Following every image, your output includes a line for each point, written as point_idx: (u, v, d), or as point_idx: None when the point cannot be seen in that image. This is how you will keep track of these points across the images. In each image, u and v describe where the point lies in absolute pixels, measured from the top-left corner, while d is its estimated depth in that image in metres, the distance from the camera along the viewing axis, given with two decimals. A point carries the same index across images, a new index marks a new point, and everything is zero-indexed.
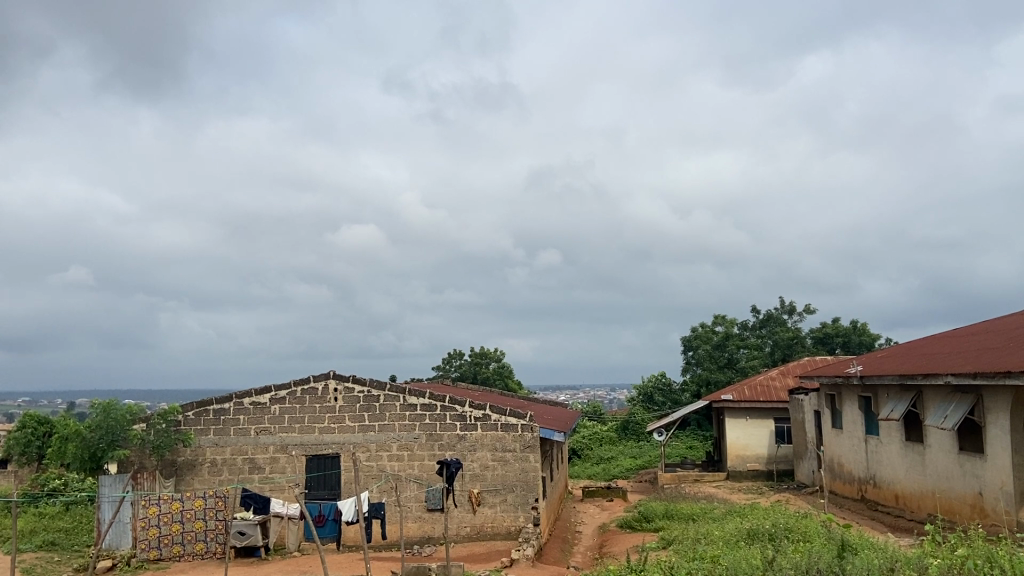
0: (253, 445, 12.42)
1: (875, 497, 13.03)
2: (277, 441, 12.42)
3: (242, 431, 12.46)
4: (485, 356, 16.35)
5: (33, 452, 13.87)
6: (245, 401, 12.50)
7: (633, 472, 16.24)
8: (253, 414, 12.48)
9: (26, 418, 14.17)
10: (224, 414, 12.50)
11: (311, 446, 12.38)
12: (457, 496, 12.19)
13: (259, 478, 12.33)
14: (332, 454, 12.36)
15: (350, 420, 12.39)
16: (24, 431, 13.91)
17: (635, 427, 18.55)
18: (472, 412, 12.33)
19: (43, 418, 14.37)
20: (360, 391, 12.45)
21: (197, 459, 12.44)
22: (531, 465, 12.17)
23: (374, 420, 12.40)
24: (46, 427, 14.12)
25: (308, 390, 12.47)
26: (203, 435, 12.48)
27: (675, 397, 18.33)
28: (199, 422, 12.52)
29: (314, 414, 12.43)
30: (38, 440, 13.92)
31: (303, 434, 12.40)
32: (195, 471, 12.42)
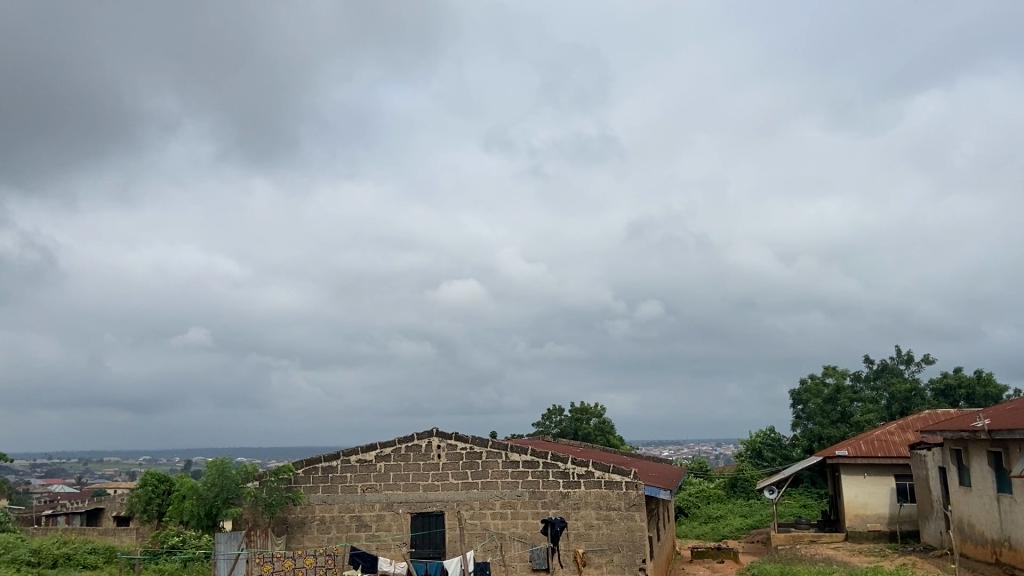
0: (360, 502, 12.59)
1: (1013, 562, 12.04)
2: (383, 499, 12.55)
3: (349, 488, 12.65)
4: (585, 412, 16.13)
5: (153, 509, 14.35)
6: (351, 459, 12.72)
7: (744, 532, 15.60)
8: (359, 471, 12.67)
9: (148, 475, 14.78)
10: (332, 472, 12.74)
11: (416, 503, 12.44)
12: (562, 556, 12.02)
13: (367, 536, 12.46)
14: (437, 513, 12.38)
15: (454, 478, 12.42)
16: (146, 489, 14.48)
17: (744, 484, 17.94)
18: (575, 469, 12.16)
19: (162, 476, 14.93)
20: (462, 448, 12.48)
21: (307, 517, 12.70)
22: (637, 525, 11.85)
23: (477, 477, 12.38)
24: (165, 485, 14.65)
25: (411, 448, 12.59)
26: (312, 492, 12.76)
27: (786, 452, 17.65)
28: (309, 480, 12.83)
29: (418, 471, 12.51)
30: (158, 497, 14.43)
31: (408, 491, 12.49)
32: (305, 530, 12.69)
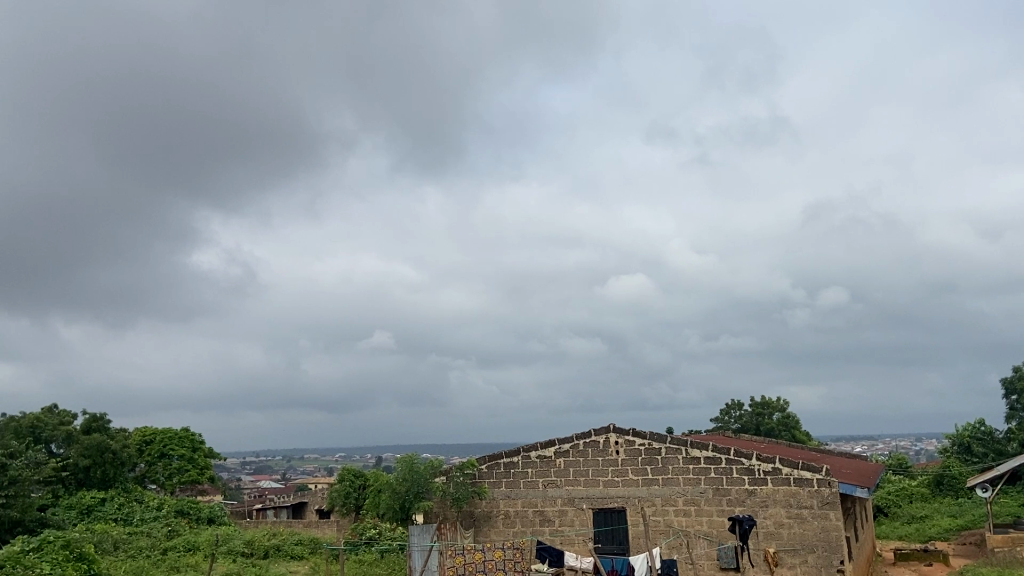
0: (542, 497, 12.77)
1: None
2: (564, 494, 12.65)
3: (531, 484, 12.87)
4: (767, 407, 15.53)
5: (351, 503, 15.30)
6: (531, 455, 12.94)
7: (952, 533, 14.40)
8: (540, 467, 12.86)
9: (346, 471, 15.78)
10: (514, 467, 13.01)
11: (597, 499, 12.45)
12: (752, 555, 11.61)
13: (550, 531, 12.63)
14: (619, 509, 12.33)
15: (634, 474, 12.32)
16: (345, 484, 15.46)
17: (952, 482, 16.57)
18: (761, 465, 11.71)
19: (358, 472, 15.89)
20: (641, 444, 12.37)
21: (492, 511, 13.04)
22: (832, 524, 11.21)
23: (657, 474, 12.21)
24: (361, 480, 15.58)
25: (589, 444, 12.64)
26: (496, 487, 13.08)
27: (1001, 447, 16.11)
28: (492, 475, 13.17)
29: (598, 467, 12.52)
30: (356, 492, 15.38)
31: (588, 487, 12.53)
32: (491, 523, 13.03)
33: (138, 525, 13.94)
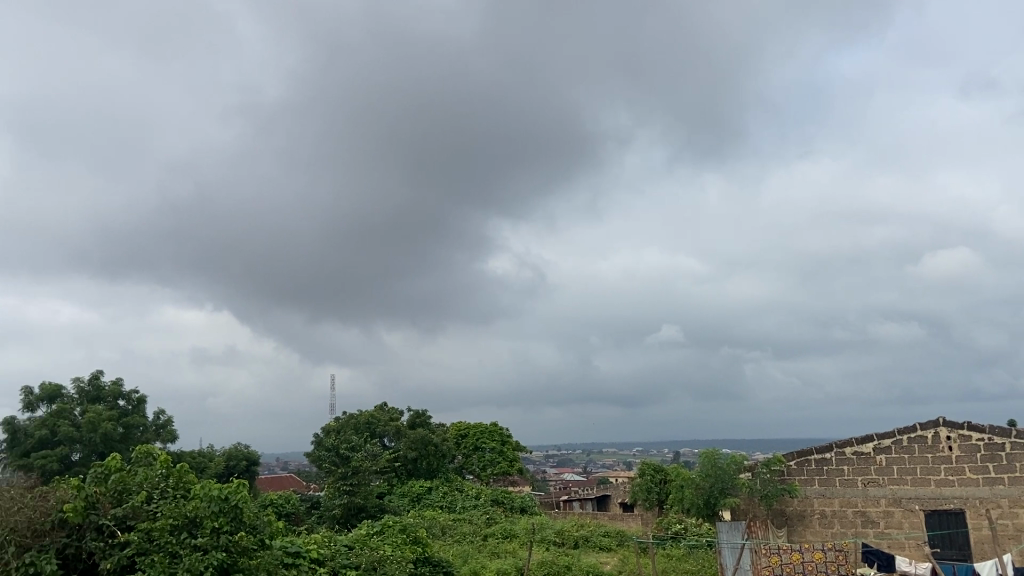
0: (861, 496, 9.43)
1: None
2: (890, 494, 9.32)
3: (847, 481, 9.55)
4: None
5: (654, 497, 15.48)
6: (847, 450, 9.60)
7: None
8: (859, 465, 9.48)
9: (645, 466, 16.06)
10: (828, 464, 9.66)
11: (927, 500, 9.07)
12: None
13: (875, 535, 9.28)
14: (955, 512, 8.95)
15: (975, 473, 8.87)
16: (646, 479, 15.74)
17: None
18: None
19: (656, 466, 16.05)
20: (980, 439, 8.92)
21: (806, 511, 9.74)
22: None
23: (1004, 472, 8.74)
24: (661, 475, 15.73)
25: (915, 438, 9.21)
26: (808, 484, 9.75)
27: None
28: (803, 471, 9.81)
29: (928, 465, 9.11)
30: (657, 487, 15.55)
31: (916, 487, 9.17)
32: (805, 526, 9.67)
33: (461, 512, 15.19)
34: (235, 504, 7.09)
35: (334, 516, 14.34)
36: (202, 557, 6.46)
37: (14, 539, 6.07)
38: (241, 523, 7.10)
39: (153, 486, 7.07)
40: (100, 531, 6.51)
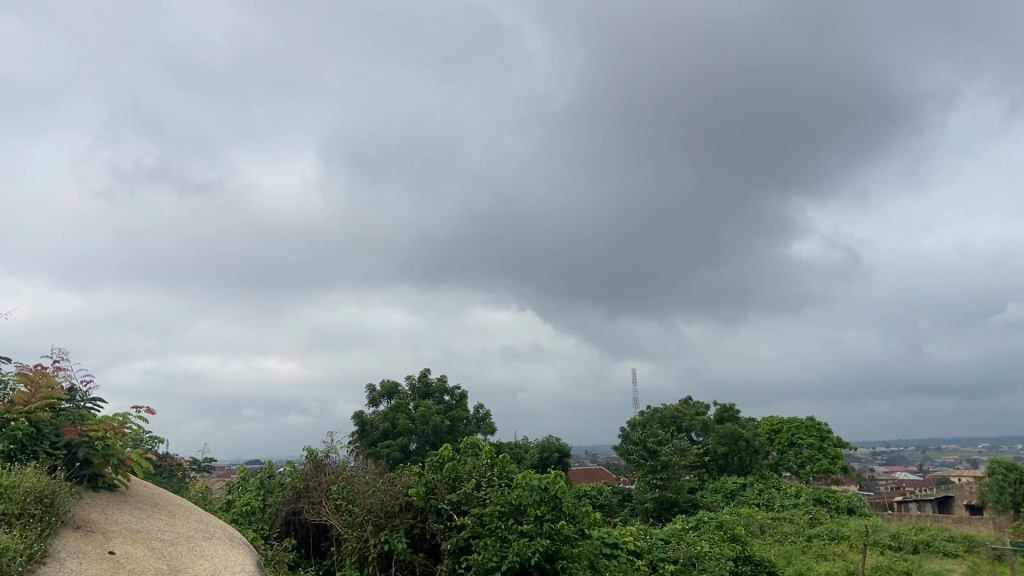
0: None
1: None
2: None
3: None
4: None
5: (1008, 500, 13.66)
6: None
7: None
8: None
9: (995, 464, 14.17)
10: None
11: None
12: None
13: None
14: None
15: None
16: (997, 478, 13.91)
17: None
18: None
19: (1011, 464, 14.06)
20: None
21: None
22: None
23: None
24: (1016, 474, 13.80)
25: None
26: None
27: None
28: None
29: None
30: (1011, 487, 13.69)
31: None
32: None
33: (780, 511, 14.39)
34: (555, 493, 7.45)
35: (648, 509, 14.38)
36: (528, 543, 6.94)
37: (372, 519, 7.92)
38: (563, 512, 7.43)
39: (481, 477, 8.38)
40: (440, 513, 8.05)
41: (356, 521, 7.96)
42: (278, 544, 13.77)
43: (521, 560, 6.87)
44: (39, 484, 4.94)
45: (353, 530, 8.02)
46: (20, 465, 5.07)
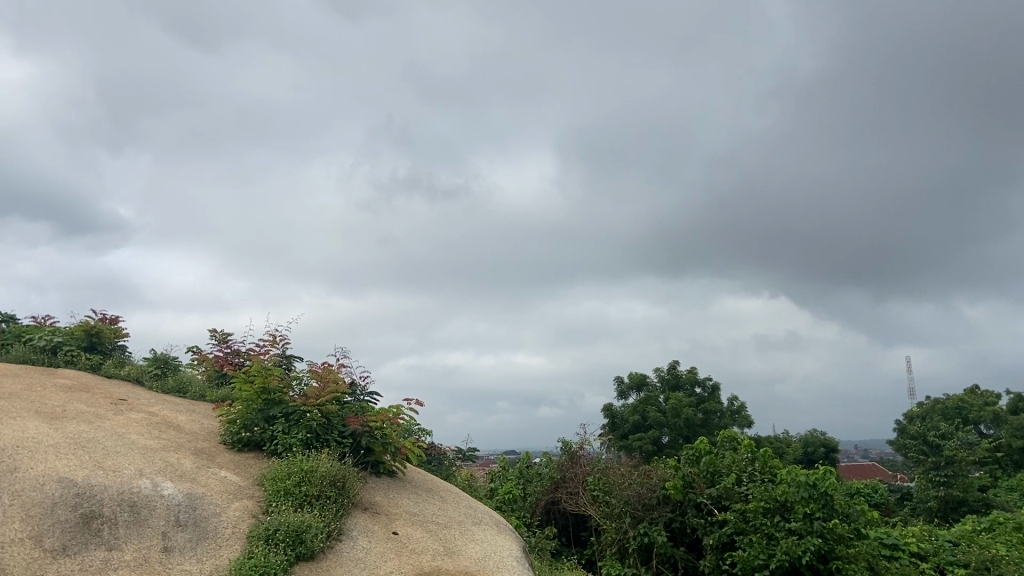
0: None
1: None
2: None
3: None
4: None
5: None
6: None
7: None
8: None
9: None
10: None
11: None
12: None
13: None
14: None
15: None
16: None
17: None
18: None
19: None
20: None
21: None
22: None
23: None
24: None
25: None
26: None
27: None
28: None
29: None
30: None
31: None
32: None
33: None
34: (824, 490, 6.83)
35: (931, 508, 12.95)
36: (798, 542, 6.45)
37: (630, 510, 8.09)
38: (836, 510, 6.78)
39: (744, 470, 7.70)
40: (699, 508, 7.63)
41: (616, 512, 8.28)
42: (540, 531, 14.18)
43: (791, 559, 6.42)
44: (331, 472, 7.82)
45: (614, 521, 8.33)
46: (318, 447, 8.65)
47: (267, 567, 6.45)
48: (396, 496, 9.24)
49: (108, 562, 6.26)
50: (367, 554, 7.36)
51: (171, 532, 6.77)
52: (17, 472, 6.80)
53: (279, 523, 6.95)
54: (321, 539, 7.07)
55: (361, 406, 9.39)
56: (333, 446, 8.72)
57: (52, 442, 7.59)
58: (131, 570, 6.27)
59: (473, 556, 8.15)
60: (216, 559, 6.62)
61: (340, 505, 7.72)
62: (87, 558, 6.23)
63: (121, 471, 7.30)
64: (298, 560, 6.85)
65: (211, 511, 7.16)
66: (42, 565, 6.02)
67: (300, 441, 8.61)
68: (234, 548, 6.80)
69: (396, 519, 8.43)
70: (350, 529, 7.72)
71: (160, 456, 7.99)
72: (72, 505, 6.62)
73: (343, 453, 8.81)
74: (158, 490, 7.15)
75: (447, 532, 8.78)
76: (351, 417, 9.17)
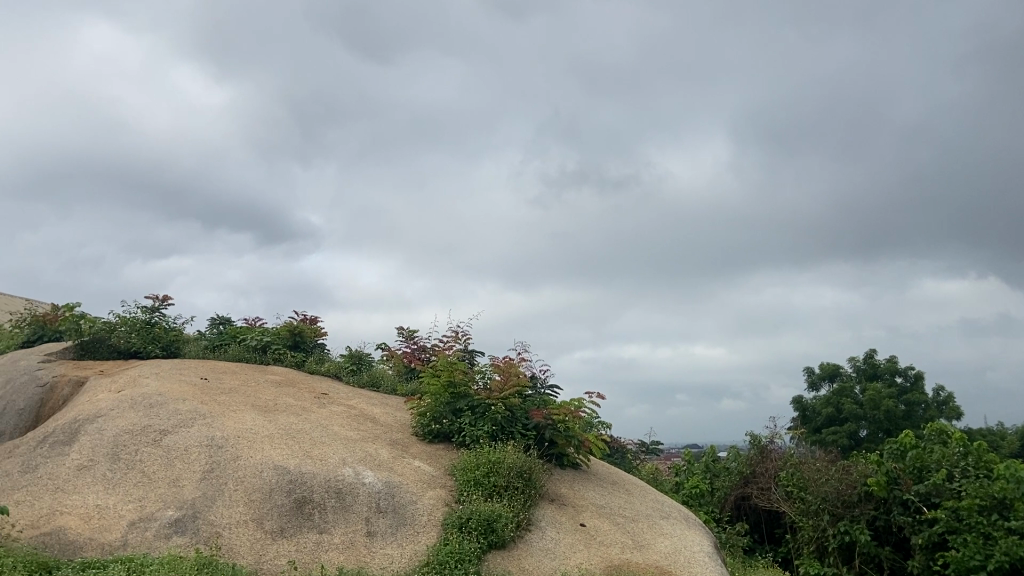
0: None
1: None
2: None
3: None
4: None
5: None
6: None
7: None
8: None
9: None
10: None
11: None
12: None
13: None
14: None
15: None
16: None
17: None
18: None
19: None
20: None
21: None
22: None
23: None
24: None
25: None
26: None
27: None
28: None
29: None
30: None
31: None
32: None
33: None
34: None
35: None
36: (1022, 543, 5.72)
37: (829, 507, 7.37)
38: None
39: (953, 464, 6.86)
40: (905, 506, 6.87)
41: (811, 510, 7.56)
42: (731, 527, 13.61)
43: (1013, 561, 5.72)
44: (518, 463, 7.89)
45: (809, 518, 7.61)
46: (502, 440, 8.78)
47: (461, 554, 6.59)
48: (581, 489, 9.19)
49: (320, 544, 6.79)
50: (557, 545, 7.42)
51: (374, 517, 7.15)
52: (239, 460, 7.59)
53: (471, 511, 7.13)
54: (511, 528, 7.18)
55: (543, 400, 9.52)
56: (518, 439, 8.84)
57: (268, 433, 8.27)
58: (340, 552, 6.75)
59: (663, 550, 8.03)
60: (414, 544, 6.89)
61: (528, 496, 7.77)
62: (302, 540, 6.81)
63: (327, 460, 7.80)
64: (490, 547, 7.00)
65: (408, 498, 7.43)
66: (264, 545, 6.72)
67: (486, 433, 8.83)
68: (431, 534, 7.03)
69: (583, 512, 8.42)
70: (539, 520, 7.78)
71: (360, 446, 8.43)
72: (287, 491, 7.23)
73: (527, 446, 8.91)
74: (359, 478, 7.56)
75: (633, 526, 8.66)
76: (534, 410, 9.19)
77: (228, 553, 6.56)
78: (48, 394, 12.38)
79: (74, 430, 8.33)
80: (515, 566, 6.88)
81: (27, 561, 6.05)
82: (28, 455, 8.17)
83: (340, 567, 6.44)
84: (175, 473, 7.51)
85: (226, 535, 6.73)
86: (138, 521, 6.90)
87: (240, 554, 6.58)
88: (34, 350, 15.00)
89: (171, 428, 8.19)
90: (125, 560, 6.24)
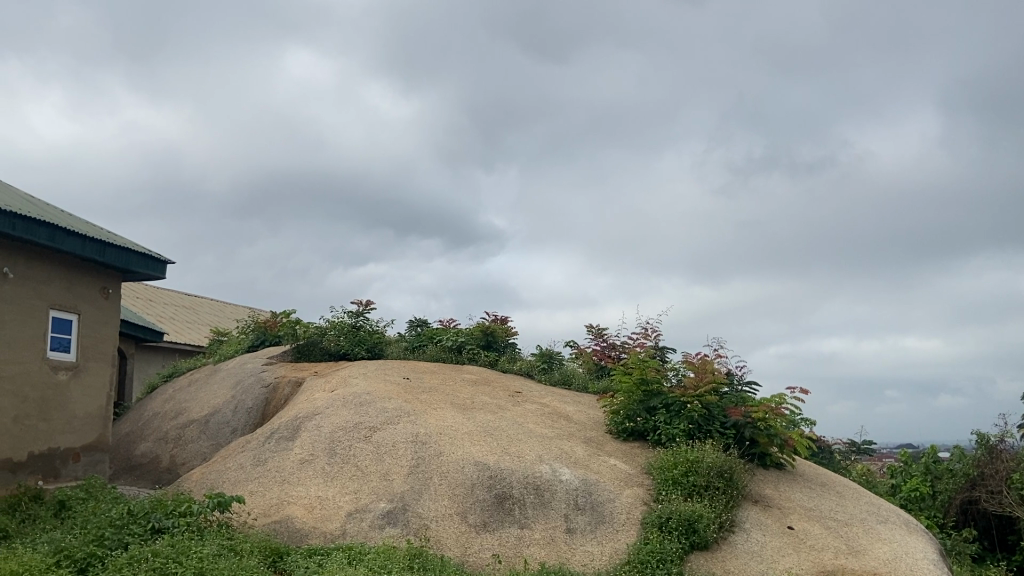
0: None
1: None
2: None
3: None
4: None
5: None
6: None
7: None
8: None
9: None
10: None
11: None
12: None
13: None
14: None
15: None
16: None
17: None
18: None
19: None
20: None
21: None
22: None
23: None
24: None
25: None
26: None
27: None
28: None
29: None
30: None
31: None
32: None
33: None
34: None
35: None
36: None
37: None
38: None
39: None
40: None
41: None
42: (955, 533, 9.70)
43: None
44: (718, 462, 7.47)
45: None
46: (700, 439, 8.34)
47: (664, 554, 6.43)
48: (787, 489, 8.31)
49: (522, 540, 6.90)
50: (763, 549, 6.94)
51: (573, 514, 7.17)
52: (442, 456, 7.83)
53: (670, 511, 6.92)
54: (714, 529, 6.87)
55: (741, 397, 8.74)
56: (716, 438, 8.27)
57: (467, 430, 8.44)
58: (541, 548, 6.83)
59: (882, 556, 7.12)
60: (614, 543, 6.84)
61: (730, 497, 7.32)
62: (504, 534, 6.96)
63: (524, 457, 7.86)
64: (692, 549, 6.75)
65: (605, 496, 7.37)
66: (469, 539, 6.92)
67: (683, 432, 8.43)
68: (630, 534, 6.93)
69: (790, 513, 7.68)
70: (743, 522, 7.28)
71: (555, 443, 8.40)
72: (488, 486, 7.40)
73: (727, 445, 8.28)
74: (557, 475, 7.57)
75: (850, 529, 7.77)
76: (731, 407, 8.54)
77: (436, 545, 6.82)
78: (272, 393, 13.51)
79: (296, 427, 8.96)
80: (719, 569, 6.59)
81: (261, 546, 6.39)
82: (257, 449, 8.83)
83: (543, 563, 6.50)
84: (385, 468, 7.88)
85: (434, 527, 7.00)
86: (353, 512, 7.32)
87: (447, 546, 6.81)
88: (259, 355, 16.39)
89: (380, 425, 8.61)
90: (345, 548, 6.55)
